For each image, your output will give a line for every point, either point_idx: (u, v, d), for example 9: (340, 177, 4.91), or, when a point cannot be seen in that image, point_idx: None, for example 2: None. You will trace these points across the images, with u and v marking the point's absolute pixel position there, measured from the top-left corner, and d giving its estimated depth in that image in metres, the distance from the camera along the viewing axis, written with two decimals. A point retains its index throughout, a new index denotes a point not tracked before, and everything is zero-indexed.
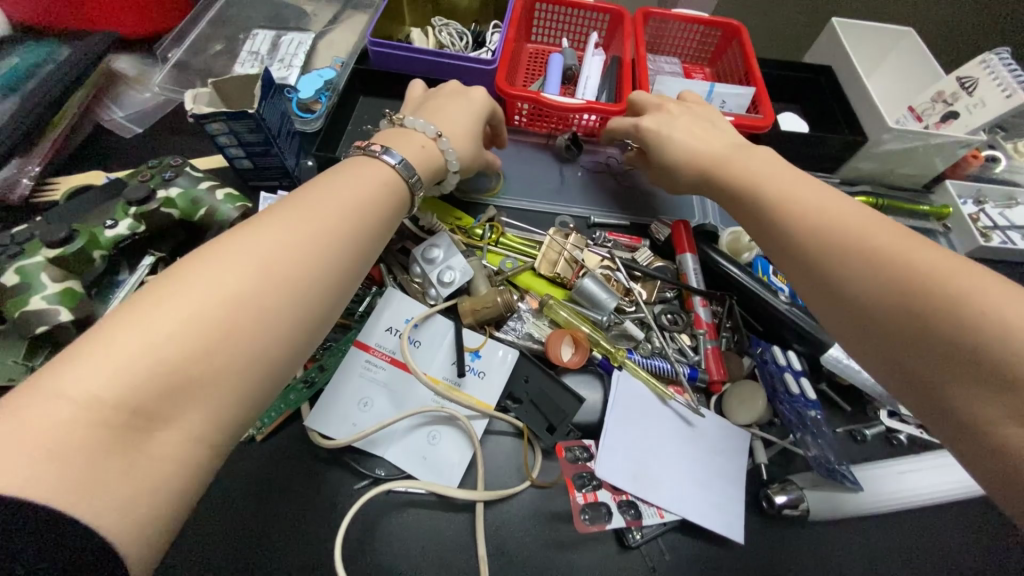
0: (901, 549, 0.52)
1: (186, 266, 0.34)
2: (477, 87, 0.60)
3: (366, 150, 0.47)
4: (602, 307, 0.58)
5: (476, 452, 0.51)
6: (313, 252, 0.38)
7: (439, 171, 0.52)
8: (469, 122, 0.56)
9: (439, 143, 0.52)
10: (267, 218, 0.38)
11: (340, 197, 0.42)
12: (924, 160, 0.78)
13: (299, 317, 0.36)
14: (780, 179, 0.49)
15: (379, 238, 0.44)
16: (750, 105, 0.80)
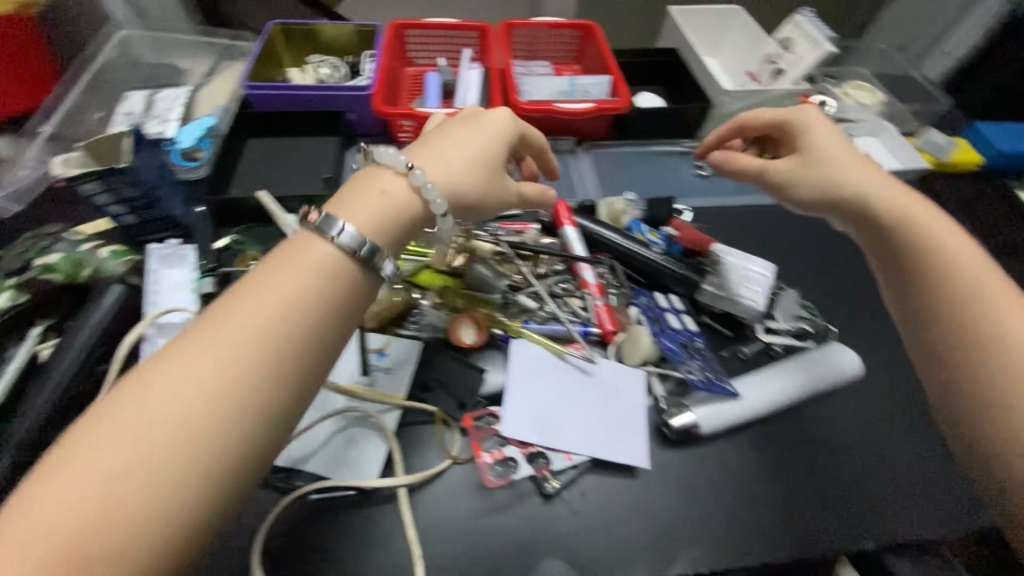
0: (788, 445, 0.59)
1: (148, 379, 0.34)
2: (489, 113, 0.53)
3: (313, 218, 0.41)
4: (492, 286, 0.63)
5: (391, 442, 0.53)
6: (259, 350, 0.35)
7: (412, 221, 0.45)
8: (464, 158, 0.49)
9: (409, 181, 0.44)
10: (215, 316, 0.36)
11: (288, 281, 0.38)
12: (765, 113, 0.89)
13: (244, 426, 0.34)
14: (902, 193, 0.53)
15: (346, 322, 0.40)
16: (610, 91, 0.88)
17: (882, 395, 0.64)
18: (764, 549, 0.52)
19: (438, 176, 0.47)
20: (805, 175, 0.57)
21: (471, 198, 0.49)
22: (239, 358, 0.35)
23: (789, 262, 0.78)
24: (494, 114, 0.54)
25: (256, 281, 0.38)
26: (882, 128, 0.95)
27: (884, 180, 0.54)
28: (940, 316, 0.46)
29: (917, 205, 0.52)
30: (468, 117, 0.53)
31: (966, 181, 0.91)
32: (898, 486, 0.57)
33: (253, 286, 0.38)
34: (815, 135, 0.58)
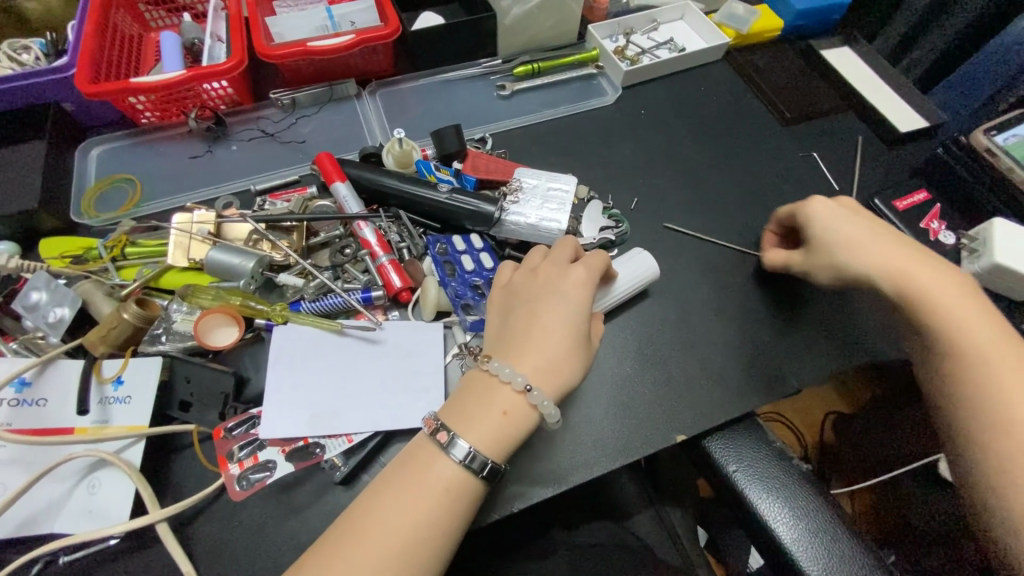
0: (598, 362, 0.58)
1: (324, 557, 0.39)
2: (573, 274, 0.53)
3: (435, 438, 0.44)
4: (239, 273, 0.53)
5: (136, 481, 0.45)
6: (406, 550, 0.40)
7: (530, 429, 0.47)
8: (567, 328, 0.49)
9: (527, 400, 0.46)
10: (385, 501, 0.42)
11: (442, 467, 0.43)
12: (558, 11, 0.80)
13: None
14: (957, 304, 0.50)
15: (462, 502, 0.43)
16: (379, 16, 0.76)
17: (686, 288, 0.65)
18: (574, 473, 0.52)
19: (539, 365, 0.47)
20: (820, 265, 0.58)
21: (576, 382, 0.49)
22: (401, 530, 0.40)
23: (598, 172, 0.74)
24: (573, 277, 0.52)
25: (425, 449, 0.44)
26: (686, 7, 0.89)
27: (912, 253, 0.54)
28: (919, 326, 0.51)
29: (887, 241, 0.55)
30: (534, 271, 0.54)
31: (771, 50, 0.89)
32: (701, 376, 0.59)
33: (419, 467, 0.43)
34: (826, 224, 0.57)
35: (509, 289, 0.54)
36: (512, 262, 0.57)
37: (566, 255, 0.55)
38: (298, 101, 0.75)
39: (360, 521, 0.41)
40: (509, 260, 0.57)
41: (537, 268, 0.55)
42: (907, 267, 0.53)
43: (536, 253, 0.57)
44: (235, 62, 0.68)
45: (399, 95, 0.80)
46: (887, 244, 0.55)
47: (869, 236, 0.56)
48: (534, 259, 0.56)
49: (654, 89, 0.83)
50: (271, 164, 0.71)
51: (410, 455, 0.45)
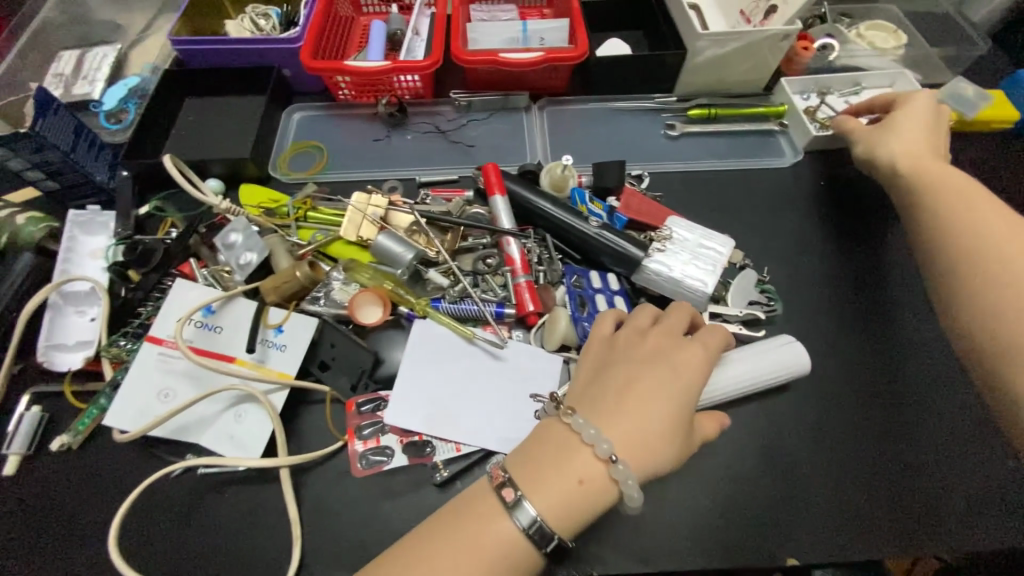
0: (714, 446, 0.54)
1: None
2: (683, 344, 0.46)
3: (499, 492, 0.39)
4: (397, 261, 0.57)
5: (274, 424, 0.51)
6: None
7: (602, 508, 0.39)
8: (672, 402, 0.42)
9: (610, 472, 0.39)
10: (424, 560, 0.37)
11: (491, 526, 0.38)
12: (754, 58, 0.75)
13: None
14: (946, 178, 0.53)
15: (519, 574, 0.37)
16: (569, 36, 0.77)
17: (833, 393, 0.58)
18: (663, 555, 0.49)
19: (631, 434, 0.40)
20: (866, 136, 0.62)
21: (666, 470, 0.41)
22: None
23: (755, 237, 0.69)
24: (687, 350, 0.46)
25: (474, 500, 0.39)
26: (901, 75, 0.79)
27: (924, 150, 0.57)
28: (912, 199, 0.54)
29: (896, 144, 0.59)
30: (641, 334, 0.48)
31: (996, 142, 0.77)
32: (831, 498, 0.52)
33: (465, 521, 0.38)
34: (900, 113, 0.60)
35: (610, 346, 0.48)
36: (613, 314, 0.51)
37: (679, 322, 0.49)
38: (473, 104, 0.79)
39: (399, 572, 0.37)
40: (609, 312, 0.52)
41: (645, 331, 0.48)
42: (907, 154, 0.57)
43: (647, 312, 0.50)
44: (433, 61, 0.73)
45: (567, 115, 0.81)
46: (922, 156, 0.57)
47: (926, 129, 0.59)
48: (639, 317, 0.50)
49: (840, 159, 0.75)
50: (436, 159, 0.75)
51: (456, 504, 0.40)
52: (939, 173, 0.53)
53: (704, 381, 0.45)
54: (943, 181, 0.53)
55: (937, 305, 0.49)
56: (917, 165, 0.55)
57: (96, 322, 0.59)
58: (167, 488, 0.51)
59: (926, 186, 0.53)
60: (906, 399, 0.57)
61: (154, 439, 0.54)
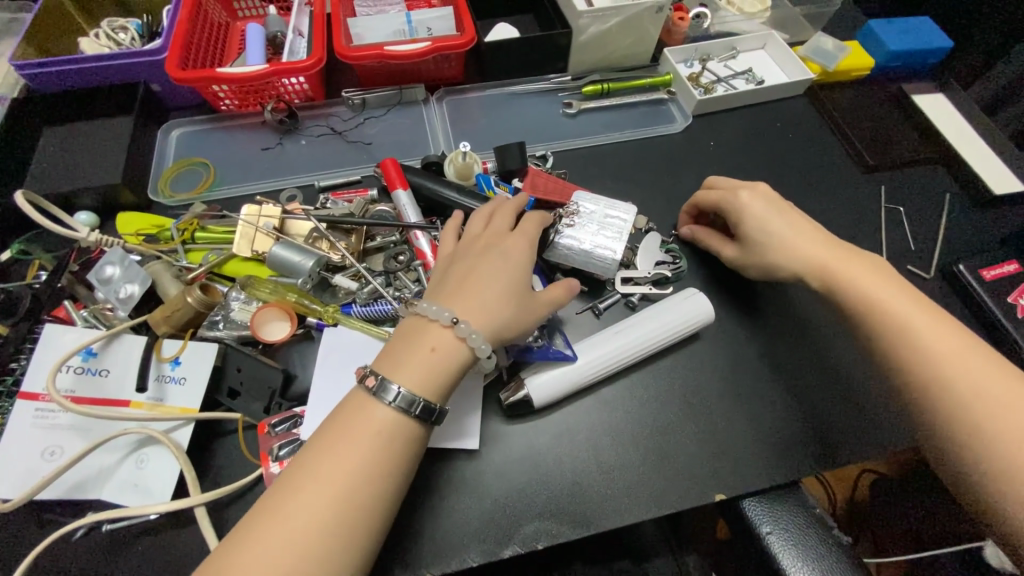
0: (639, 406, 0.56)
1: (263, 514, 0.37)
2: (510, 235, 0.53)
3: (364, 383, 0.43)
4: (298, 270, 0.55)
5: (181, 463, 0.47)
6: (343, 503, 0.37)
7: (463, 369, 0.45)
8: (504, 277, 0.49)
9: (456, 333, 0.44)
10: (318, 456, 0.39)
11: (374, 407, 0.41)
12: (635, 31, 0.78)
13: (364, 533, 0.38)
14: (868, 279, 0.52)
15: (399, 442, 0.41)
16: (455, 24, 0.77)
17: (741, 336, 0.62)
18: (603, 516, 0.50)
19: (471, 306, 0.46)
20: (754, 262, 0.59)
21: (511, 328, 0.48)
22: (339, 479, 0.38)
23: (658, 202, 0.72)
24: (512, 238, 0.53)
25: (357, 397, 0.42)
26: (769, 37, 0.86)
27: (813, 233, 0.56)
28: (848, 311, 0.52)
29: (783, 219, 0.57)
30: (473, 237, 0.54)
31: (856, 90, 0.85)
32: (748, 432, 0.56)
33: (349, 415, 0.41)
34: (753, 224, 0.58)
35: (452, 253, 0.53)
36: (456, 224, 0.57)
37: (508, 219, 0.56)
38: (368, 101, 0.77)
39: (296, 474, 0.39)
40: (453, 222, 0.57)
41: (478, 233, 0.55)
42: (812, 247, 0.55)
43: (479, 217, 0.56)
44: (314, 60, 0.70)
45: (465, 103, 0.80)
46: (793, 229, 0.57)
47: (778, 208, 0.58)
48: (474, 223, 0.56)
49: (726, 121, 0.80)
50: (335, 161, 0.72)
51: (341, 406, 0.43)
52: (864, 277, 0.52)
53: (530, 257, 0.52)
54: (867, 284, 0.51)
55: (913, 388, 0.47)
56: (830, 281, 0.53)
57: None
58: (67, 554, 0.46)
59: (850, 294, 0.52)
60: (805, 333, 0.62)
61: (45, 504, 0.48)
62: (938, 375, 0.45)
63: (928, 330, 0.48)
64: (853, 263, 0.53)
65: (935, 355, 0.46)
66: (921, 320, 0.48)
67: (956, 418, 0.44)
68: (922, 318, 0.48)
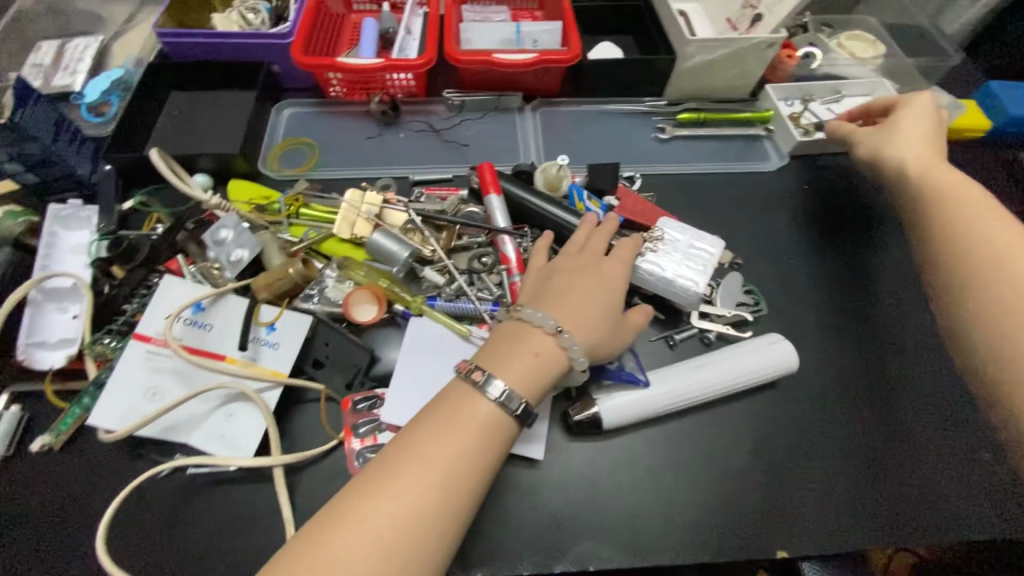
0: (704, 445, 0.55)
1: (369, 485, 0.38)
2: (604, 259, 0.54)
3: (467, 377, 0.44)
4: (394, 259, 0.57)
5: (268, 422, 0.50)
6: (444, 488, 0.39)
7: (557, 377, 0.46)
8: (603, 298, 0.50)
9: (557, 341, 0.46)
10: (410, 447, 0.40)
11: (464, 408, 0.42)
12: (740, 64, 0.78)
13: (453, 528, 0.39)
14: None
15: (496, 438, 0.42)
16: (561, 39, 0.78)
17: (820, 390, 0.60)
18: (656, 548, 0.50)
19: (573, 319, 0.48)
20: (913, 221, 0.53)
21: (606, 344, 0.49)
22: (431, 472, 0.39)
23: (744, 240, 0.71)
24: (608, 262, 0.54)
25: (448, 396, 0.43)
26: (878, 85, 0.83)
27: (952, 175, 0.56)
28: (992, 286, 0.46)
29: (948, 175, 0.56)
30: (570, 256, 0.55)
31: (968, 150, 0.80)
32: (816, 490, 0.54)
33: (441, 414, 0.42)
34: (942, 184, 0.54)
35: (549, 266, 0.54)
36: (549, 241, 0.58)
37: (599, 246, 0.57)
38: (466, 104, 0.80)
39: (388, 464, 0.39)
40: (545, 239, 0.58)
41: (570, 254, 0.56)
42: (993, 238, 0.48)
43: (573, 242, 0.57)
44: (426, 60, 0.73)
45: (559, 116, 0.82)
46: (949, 181, 0.56)
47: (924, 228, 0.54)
48: (568, 247, 0.57)
49: (823, 165, 0.78)
50: (430, 158, 0.75)
51: (429, 403, 0.44)
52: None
53: (624, 284, 0.53)
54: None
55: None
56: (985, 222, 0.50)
57: (79, 320, 0.57)
58: (155, 490, 0.50)
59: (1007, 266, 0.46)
60: (887, 400, 0.59)
61: (141, 440, 0.52)
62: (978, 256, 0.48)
63: None
64: (966, 198, 0.53)
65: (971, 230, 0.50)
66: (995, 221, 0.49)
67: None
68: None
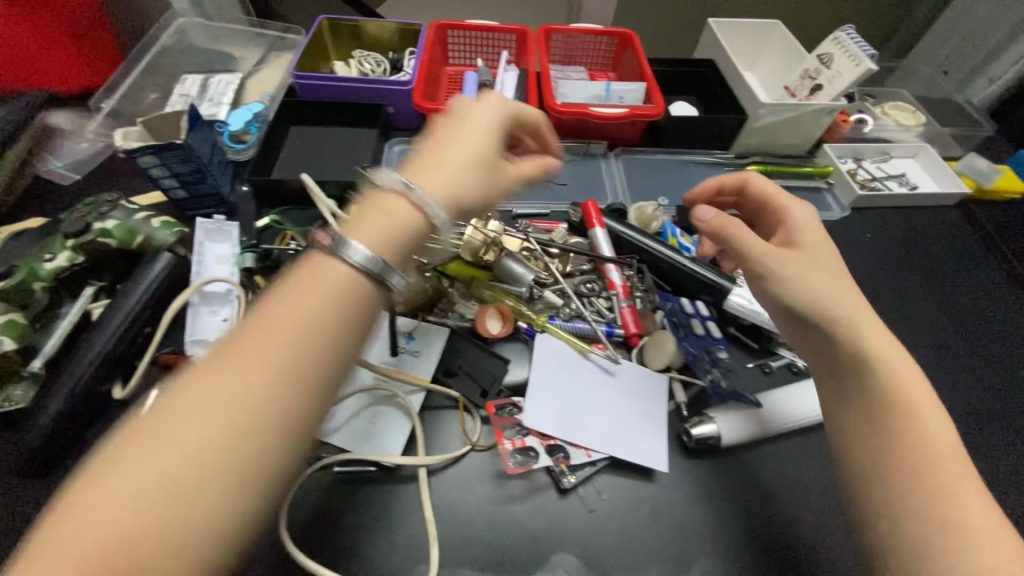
0: (811, 468, 0.58)
1: (215, 363, 0.32)
2: (484, 99, 0.49)
3: (325, 242, 0.38)
4: (520, 281, 0.64)
5: (414, 424, 0.55)
6: (308, 362, 0.33)
7: (419, 240, 0.41)
8: (472, 158, 0.45)
9: (410, 200, 0.40)
10: (237, 347, 0.33)
11: (287, 318, 0.34)
12: (802, 128, 0.88)
13: (281, 451, 0.31)
14: (879, 347, 0.45)
15: (357, 315, 0.36)
16: (645, 98, 0.89)
17: None
18: (776, 565, 0.52)
19: (435, 176, 0.42)
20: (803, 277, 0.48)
21: (472, 201, 0.44)
22: (247, 389, 0.31)
23: None
24: (482, 112, 0.48)
25: (266, 318, 0.34)
26: (922, 148, 0.93)
27: (868, 309, 0.46)
28: (854, 373, 0.45)
29: (858, 306, 0.46)
30: (452, 111, 0.49)
31: (1008, 209, 0.89)
32: None
33: (245, 336, 0.33)
34: (801, 235, 0.52)
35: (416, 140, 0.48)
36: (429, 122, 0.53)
37: (489, 104, 0.49)
38: (558, 150, 0.89)
39: (175, 401, 0.31)
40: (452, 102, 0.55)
41: (444, 113, 0.49)
42: (865, 316, 0.46)
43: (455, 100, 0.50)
44: (529, 109, 0.82)
45: (639, 164, 0.91)
46: (869, 316, 0.46)
47: (826, 265, 0.49)
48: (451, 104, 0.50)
49: (879, 218, 0.86)
50: (529, 194, 0.83)
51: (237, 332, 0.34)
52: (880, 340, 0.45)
53: (494, 133, 0.47)
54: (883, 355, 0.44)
55: (888, 452, 0.42)
56: (847, 289, 0.47)
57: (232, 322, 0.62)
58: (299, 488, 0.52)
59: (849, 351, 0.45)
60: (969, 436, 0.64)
61: (286, 438, 0.55)
62: (948, 509, 0.38)
63: (927, 426, 0.42)
64: (895, 376, 0.44)
65: (955, 497, 0.39)
66: (953, 465, 0.40)
67: (919, 529, 0.38)
68: (906, 383, 0.43)
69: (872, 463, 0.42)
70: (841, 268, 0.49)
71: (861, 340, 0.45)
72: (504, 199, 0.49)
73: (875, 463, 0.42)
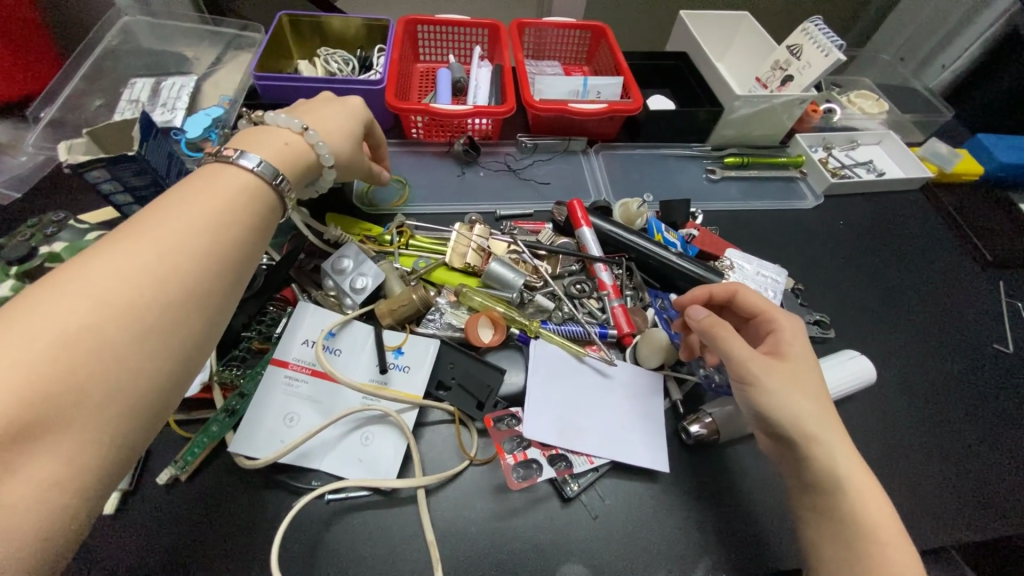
0: None
1: (102, 248, 0.33)
2: (355, 95, 0.57)
3: (217, 156, 0.41)
4: (511, 287, 0.62)
5: (409, 442, 0.52)
6: (215, 237, 0.37)
7: (309, 172, 0.48)
8: (331, 131, 0.51)
9: (304, 138, 0.47)
10: (135, 231, 0.34)
11: (184, 212, 0.36)
12: (775, 119, 0.90)
13: (191, 332, 0.35)
14: (804, 410, 0.46)
15: (256, 207, 0.41)
16: (622, 92, 0.87)
17: (886, 405, 0.66)
18: (777, 555, 0.52)
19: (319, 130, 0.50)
20: (770, 370, 0.48)
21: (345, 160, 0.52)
22: (141, 277, 0.33)
23: (797, 265, 0.80)
24: (340, 101, 0.55)
25: (153, 215, 0.36)
26: (886, 135, 0.96)
27: (812, 391, 0.48)
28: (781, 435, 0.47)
29: (835, 429, 0.46)
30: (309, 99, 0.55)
31: (965, 192, 0.94)
32: (898, 495, 0.59)
33: (140, 229, 0.35)
34: (780, 342, 0.51)
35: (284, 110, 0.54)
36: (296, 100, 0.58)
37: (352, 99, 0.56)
38: (537, 147, 0.87)
39: (50, 291, 0.30)
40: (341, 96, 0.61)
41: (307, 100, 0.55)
42: (809, 401, 0.47)
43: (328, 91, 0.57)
44: (507, 107, 0.79)
45: (619, 160, 0.90)
46: (844, 443, 0.46)
47: (795, 369, 0.49)
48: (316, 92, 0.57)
49: (850, 205, 0.89)
50: (512, 194, 0.81)
51: (115, 232, 0.34)
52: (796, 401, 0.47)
53: (355, 121, 0.54)
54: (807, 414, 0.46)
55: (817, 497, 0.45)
56: (791, 369, 0.48)
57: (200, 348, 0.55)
58: (292, 519, 0.49)
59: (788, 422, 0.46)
60: (948, 413, 0.66)
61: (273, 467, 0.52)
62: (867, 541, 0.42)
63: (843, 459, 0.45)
64: (824, 428, 0.46)
65: (877, 535, 0.42)
66: (874, 496, 0.44)
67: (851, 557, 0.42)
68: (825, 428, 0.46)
69: (809, 501, 0.46)
70: (805, 360, 0.50)
71: (835, 460, 0.45)
72: (350, 176, 0.56)
73: (813, 509, 0.45)
